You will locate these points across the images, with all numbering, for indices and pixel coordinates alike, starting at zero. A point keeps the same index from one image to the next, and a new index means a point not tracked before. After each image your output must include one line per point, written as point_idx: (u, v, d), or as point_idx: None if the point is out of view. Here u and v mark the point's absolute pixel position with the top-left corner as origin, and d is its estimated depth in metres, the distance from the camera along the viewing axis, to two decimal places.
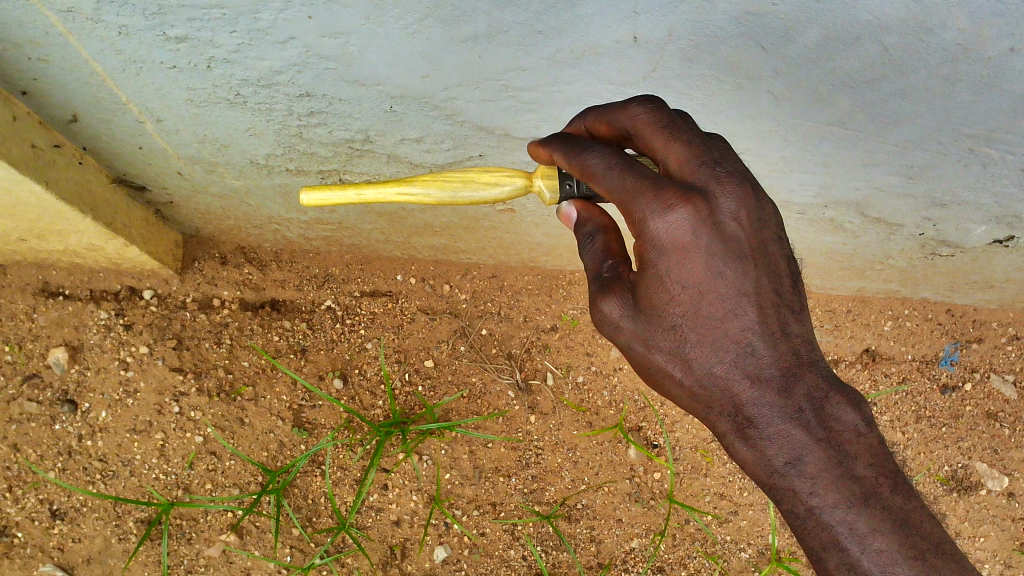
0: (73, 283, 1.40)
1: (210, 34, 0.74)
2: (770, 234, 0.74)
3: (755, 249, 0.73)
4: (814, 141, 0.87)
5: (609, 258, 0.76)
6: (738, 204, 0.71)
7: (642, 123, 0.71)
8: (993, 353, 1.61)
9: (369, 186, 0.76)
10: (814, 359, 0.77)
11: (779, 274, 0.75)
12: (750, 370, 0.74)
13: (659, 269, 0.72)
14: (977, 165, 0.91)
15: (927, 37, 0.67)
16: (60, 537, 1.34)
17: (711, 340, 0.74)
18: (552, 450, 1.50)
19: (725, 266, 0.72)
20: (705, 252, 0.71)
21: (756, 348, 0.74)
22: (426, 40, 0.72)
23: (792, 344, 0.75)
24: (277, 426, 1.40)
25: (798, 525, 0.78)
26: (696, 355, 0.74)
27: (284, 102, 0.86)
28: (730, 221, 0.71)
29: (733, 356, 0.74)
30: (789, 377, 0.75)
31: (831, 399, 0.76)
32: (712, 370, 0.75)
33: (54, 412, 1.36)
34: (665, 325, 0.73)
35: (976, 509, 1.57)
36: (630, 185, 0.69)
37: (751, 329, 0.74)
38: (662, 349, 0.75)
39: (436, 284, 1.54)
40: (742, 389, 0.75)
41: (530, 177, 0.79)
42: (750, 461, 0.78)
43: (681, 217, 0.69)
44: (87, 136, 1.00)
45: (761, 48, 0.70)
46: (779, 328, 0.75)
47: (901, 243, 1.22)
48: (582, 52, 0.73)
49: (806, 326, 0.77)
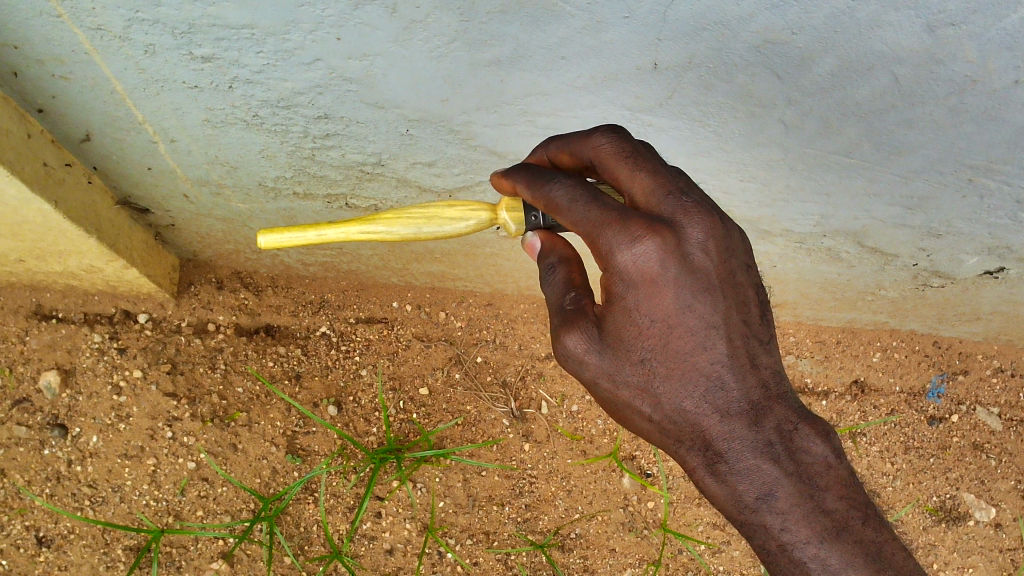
0: (67, 306, 1.39)
1: (236, 55, 0.75)
2: (738, 264, 0.74)
3: (723, 281, 0.73)
4: (819, 171, 0.90)
5: (572, 289, 0.74)
6: (705, 234, 0.71)
7: (607, 154, 0.72)
8: (978, 386, 1.64)
9: (329, 226, 0.77)
10: (782, 391, 0.76)
11: (748, 304, 0.74)
12: (720, 404, 0.74)
13: (626, 303, 0.71)
14: (974, 197, 0.93)
15: (937, 68, 0.70)
16: (45, 564, 1.31)
17: (680, 374, 0.73)
18: (546, 479, 1.50)
19: (694, 299, 0.72)
20: (674, 284, 0.71)
21: (725, 382, 0.73)
22: (450, 64, 0.74)
23: (760, 376, 0.75)
24: (270, 452, 1.39)
25: (769, 561, 0.77)
26: (665, 389, 0.73)
27: (301, 124, 0.87)
28: (698, 252, 0.71)
29: (703, 391, 0.73)
30: (759, 409, 0.74)
31: (800, 430, 0.76)
32: (682, 405, 0.74)
33: (44, 436, 1.34)
34: (634, 360, 0.73)
35: (965, 540, 1.59)
36: (596, 218, 0.69)
37: (721, 363, 0.73)
38: (629, 384, 0.74)
39: (432, 311, 1.54)
40: (711, 424, 0.74)
41: (495, 211, 0.79)
42: (721, 497, 0.76)
43: (649, 249, 0.69)
44: (97, 155, 1.00)
45: (778, 77, 0.73)
46: (748, 360, 0.74)
47: (893, 274, 1.25)
48: (603, 78, 0.75)
49: (775, 356, 0.76)
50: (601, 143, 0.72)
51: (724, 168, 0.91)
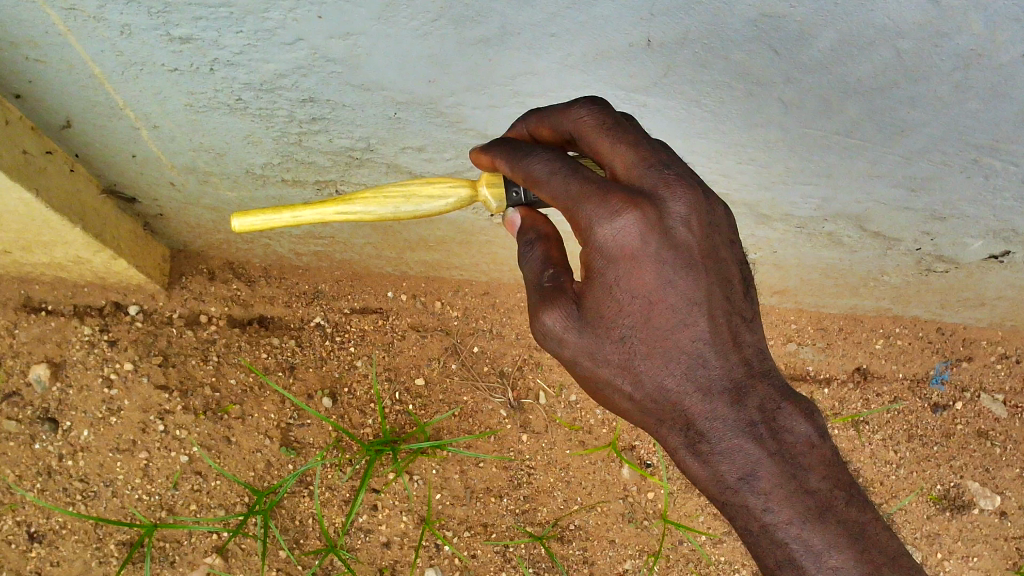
0: (56, 298, 1.37)
1: (215, 35, 0.72)
2: (722, 240, 0.71)
3: (706, 256, 0.70)
4: (819, 152, 0.87)
5: (550, 266, 0.71)
6: (688, 208, 0.68)
7: (587, 127, 0.69)
8: (982, 372, 1.62)
9: (305, 207, 0.75)
10: (765, 369, 0.74)
11: (730, 281, 0.72)
12: (702, 382, 0.71)
13: (607, 279, 0.69)
14: (979, 177, 0.91)
15: (941, 41, 0.67)
16: (37, 560, 1.30)
17: (661, 352, 0.71)
18: (545, 470, 1.48)
19: (676, 275, 0.69)
20: (655, 259, 0.68)
21: (707, 359, 0.71)
22: (436, 42, 0.71)
23: (743, 355, 0.72)
24: (264, 445, 1.37)
25: (751, 542, 0.74)
26: (645, 367, 0.71)
27: (286, 108, 0.85)
28: (681, 227, 0.68)
29: (685, 369, 0.71)
30: (741, 388, 0.72)
31: (783, 409, 0.73)
32: (664, 384, 0.71)
33: (35, 431, 1.32)
34: (615, 337, 0.70)
35: (969, 528, 1.56)
36: (576, 191, 0.66)
37: (702, 340, 0.71)
38: (609, 362, 0.71)
39: (427, 301, 1.52)
40: (693, 403, 0.71)
41: (475, 188, 0.76)
42: (703, 479, 0.74)
43: (630, 223, 0.66)
44: (80, 142, 0.97)
45: (775, 53, 0.70)
46: (730, 337, 0.72)
47: (896, 259, 1.22)
48: (594, 56, 0.72)
49: (757, 335, 0.74)
50: (581, 115, 0.69)
51: (722, 150, 0.88)
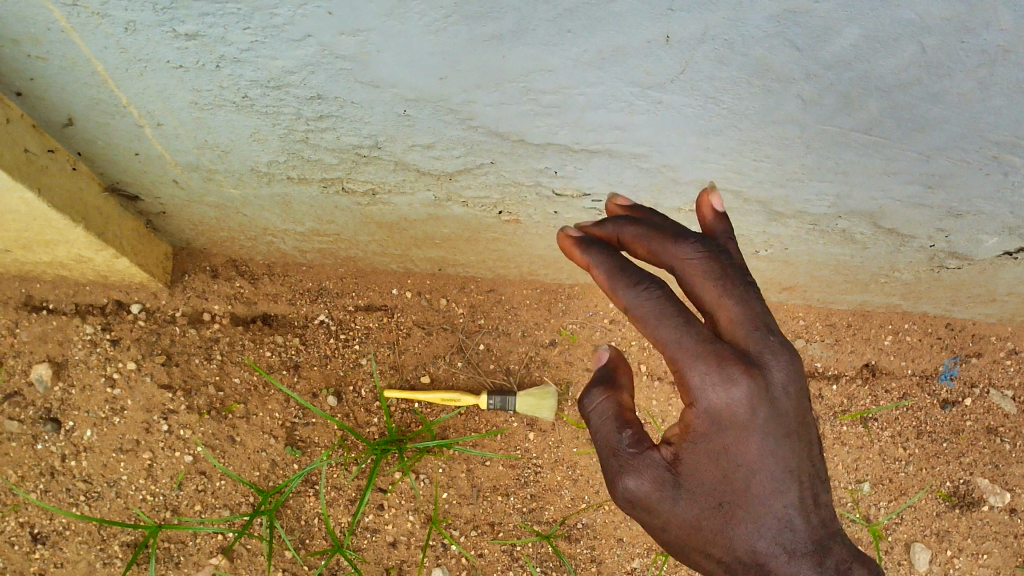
0: (58, 296, 1.35)
1: (222, 32, 0.70)
2: (810, 418, 0.79)
3: (801, 426, 0.77)
4: (836, 148, 0.86)
5: (628, 427, 0.78)
6: (787, 377, 0.76)
7: (690, 267, 0.77)
8: (992, 368, 1.60)
9: None
10: (838, 531, 0.79)
11: (817, 460, 0.79)
12: (788, 544, 0.76)
13: (713, 441, 0.75)
14: (999, 174, 0.89)
15: (967, 37, 0.65)
16: (41, 561, 1.29)
17: (755, 518, 0.76)
18: (552, 467, 1.46)
19: (777, 445, 0.76)
20: (758, 431, 0.75)
21: (794, 524, 0.76)
22: (448, 39, 0.70)
23: (821, 514, 0.78)
24: (269, 444, 1.36)
25: None
26: (739, 532, 0.76)
27: (293, 106, 0.83)
28: (781, 395, 0.76)
29: (774, 532, 0.76)
30: (822, 548, 0.77)
31: (855, 570, 0.77)
32: (754, 546, 0.76)
33: (37, 431, 1.31)
34: (711, 504, 0.76)
35: (978, 526, 1.56)
36: (690, 346, 0.74)
37: (792, 506, 0.76)
38: (705, 516, 0.76)
39: (433, 298, 1.48)
40: (779, 565, 0.76)
41: None
42: None
43: (738, 393, 0.74)
44: (82, 141, 0.96)
45: (796, 49, 0.68)
46: (813, 499, 0.77)
47: (909, 255, 1.21)
48: (610, 52, 0.71)
49: (832, 502, 0.80)
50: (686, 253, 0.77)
51: (737, 147, 0.87)
